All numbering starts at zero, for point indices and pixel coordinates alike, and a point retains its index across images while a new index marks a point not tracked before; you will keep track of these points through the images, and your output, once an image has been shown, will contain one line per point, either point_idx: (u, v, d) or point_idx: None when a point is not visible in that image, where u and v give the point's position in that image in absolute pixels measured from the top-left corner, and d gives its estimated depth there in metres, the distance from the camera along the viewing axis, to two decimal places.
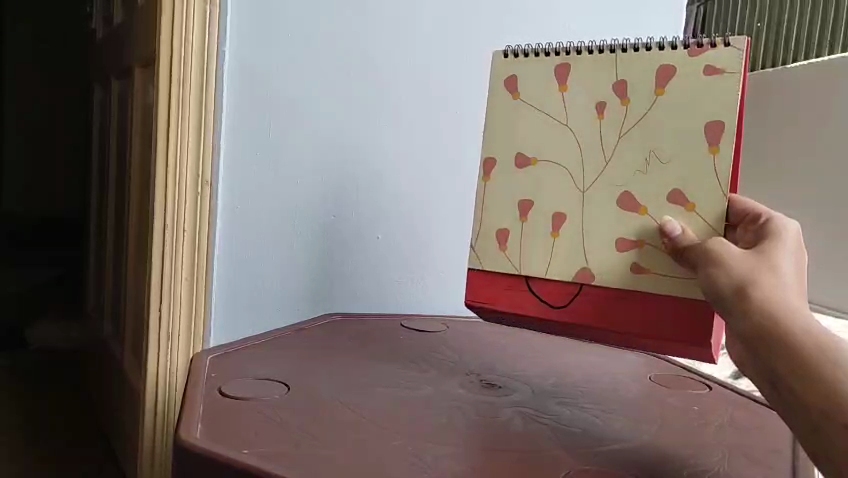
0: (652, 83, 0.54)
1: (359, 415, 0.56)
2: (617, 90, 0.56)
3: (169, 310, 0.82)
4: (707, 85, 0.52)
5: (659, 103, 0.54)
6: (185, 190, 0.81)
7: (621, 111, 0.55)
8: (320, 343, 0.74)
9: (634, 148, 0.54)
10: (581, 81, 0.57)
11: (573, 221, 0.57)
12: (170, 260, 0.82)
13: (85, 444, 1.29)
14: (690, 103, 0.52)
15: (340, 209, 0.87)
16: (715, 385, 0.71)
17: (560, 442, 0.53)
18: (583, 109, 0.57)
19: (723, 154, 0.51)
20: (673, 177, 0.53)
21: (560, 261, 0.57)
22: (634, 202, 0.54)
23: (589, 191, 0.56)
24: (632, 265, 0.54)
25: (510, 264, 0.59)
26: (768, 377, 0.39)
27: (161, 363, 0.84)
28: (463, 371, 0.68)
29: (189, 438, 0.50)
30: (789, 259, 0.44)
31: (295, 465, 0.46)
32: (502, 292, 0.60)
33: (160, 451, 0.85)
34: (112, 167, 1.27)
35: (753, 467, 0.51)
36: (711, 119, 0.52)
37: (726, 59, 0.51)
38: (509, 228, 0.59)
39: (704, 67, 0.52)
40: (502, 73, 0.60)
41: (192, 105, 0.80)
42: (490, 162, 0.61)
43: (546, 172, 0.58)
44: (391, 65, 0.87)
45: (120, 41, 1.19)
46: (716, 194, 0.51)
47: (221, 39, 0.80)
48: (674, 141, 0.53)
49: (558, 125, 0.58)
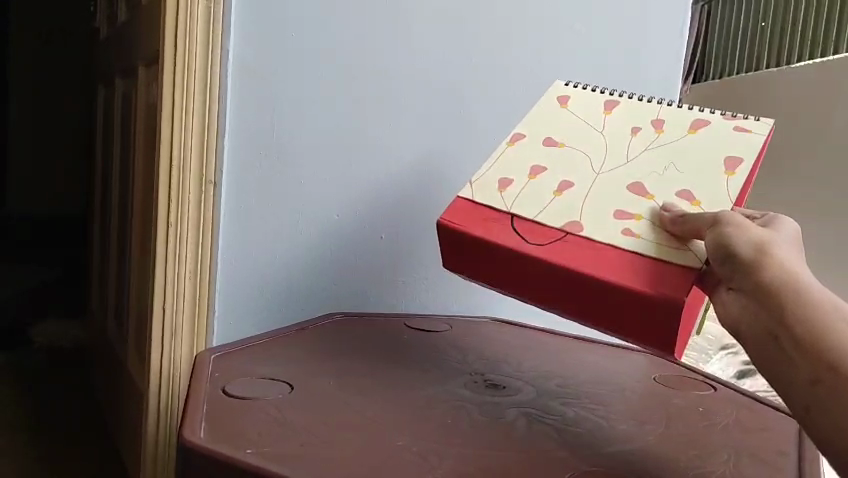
0: (687, 125, 0.63)
1: (363, 416, 0.55)
2: (654, 125, 0.65)
3: (173, 303, 0.83)
4: (734, 135, 0.61)
5: (690, 136, 0.62)
6: (190, 188, 0.82)
7: (652, 136, 0.64)
8: (324, 342, 0.74)
9: (656, 159, 0.62)
10: (624, 111, 0.67)
11: (578, 189, 0.62)
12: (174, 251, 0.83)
13: (88, 443, 1.29)
14: (716, 141, 0.61)
15: (350, 207, 0.87)
16: (720, 385, 0.70)
17: (565, 443, 0.53)
18: (618, 127, 0.66)
19: (735, 177, 0.58)
20: (685, 181, 0.59)
21: (551, 212, 0.61)
22: (643, 190, 0.60)
23: (601, 176, 0.63)
24: (624, 230, 0.57)
25: (501, 201, 0.64)
26: (767, 328, 0.40)
27: (163, 357, 0.85)
28: (467, 371, 0.68)
29: (193, 437, 0.49)
30: (793, 238, 0.47)
31: (300, 465, 0.46)
32: (484, 226, 0.62)
33: (163, 451, 0.85)
34: (117, 165, 1.27)
35: (760, 468, 0.51)
36: (732, 153, 0.60)
37: (752, 126, 0.62)
38: (514, 179, 0.65)
39: (735, 126, 0.62)
40: (559, 93, 0.72)
41: (197, 88, 0.80)
42: (519, 137, 0.69)
43: (570, 158, 0.65)
44: (395, 58, 0.87)
45: (124, 39, 1.19)
46: (720, 197, 0.57)
47: (225, 37, 0.80)
48: (692, 159, 0.61)
49: (594, 132, 0.67)
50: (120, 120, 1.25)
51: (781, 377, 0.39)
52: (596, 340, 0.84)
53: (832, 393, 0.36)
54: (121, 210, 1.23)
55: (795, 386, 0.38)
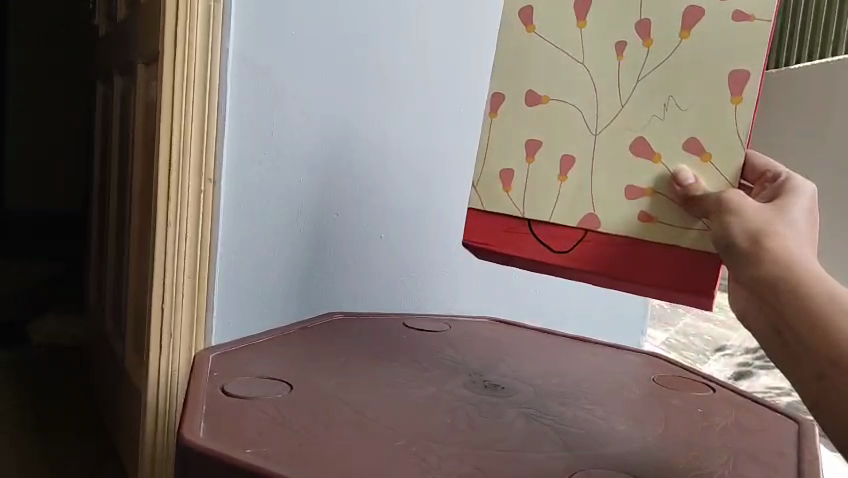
0: (677, 24, 0.53)
1: (363, 415, 0.55)
2: (640, 32, 0.54)
3: (173, 300, 0.83)
4: (734, 30, 0.51)
5: (683, 47, 0.53)
6: (189, 187, 0.81)
7: (642, 53, 0.54)
8: (322, 342, 0.74)
9: (652, 94, 0.54)
10: (602, 19, 0.56)
11: (582, 163, 0.57)
12: (173, 249, 0.82)
13: (86, 440, 1.30)
14: (717, 47, 0.51)
15: (352, 207, 0.87)
16: (718, 386, 0.71)
17: (564, 443, 0.53)
18: (601, 51, 0.56)
19: (744, 104, 0.50)
20: (691, 125, 0.52)
21: (562, 206, 0.57)
22: (647, 147, 0.54)
23: (600, 133, 0.56)
24: (640, 214, 0.54)
25: (512, 205, 0.60)
26: (773, 324, 0.40)
27: (162, 358, 0.84)
28: (466, 371, 0.68)
29: (193, 436, 0.49)
30: (806, 215, 0.44)
31: (300, 465, 0.46)
32: (504, 235, 0.60)
33: (161, 451, 0.85)
34: (115, 163, 1.27)
35: (759, 469, 0.51)
36: (735, 65, 0.51)
37: (756, 3, 0.50)
38: (513, 168, 0.60)
39: (732, 12, 0.51)
40: (518, 6, 0.60)
41: (196, 83, 0.79)
42: (498, 98, 0.61)
43: (559, 113, 0.58)
44: (393, 51, 0.87)
45: (124, 37, 1.18)
46: (732, 143, 0.51)
47: (225, 36, 0.80)
48: (694, 86, 0.52)
49: (575, 64, 0.57)
50: (119, 118, 1.24)
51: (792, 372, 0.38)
52: (594, 340, 0.84)
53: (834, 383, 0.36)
54: (120, 207, 1.22)
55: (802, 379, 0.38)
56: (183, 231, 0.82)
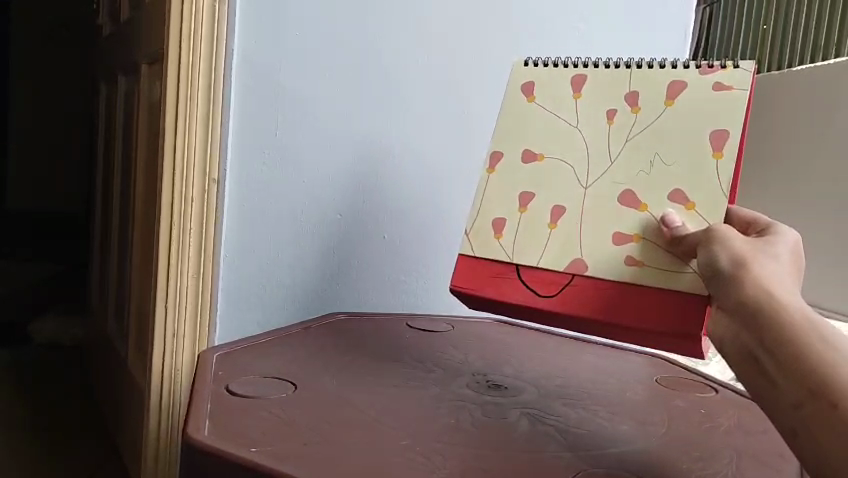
0: (662, 95, 0.56)
1: (367, 415, 0.56)
2: (628, 101, 0.57)
3: (177, 302, 0.84)
4: (715, 100, 0.54)
5: (669, 113, 0.55)
6: (193, 185, 0.82)
7: (630, 119, 0.57)
8: (325, 342, 0.74)
9: (638, 151, 0.56)
10: (596, 88, 0.59)
11: (571, 214, 0.57)
12: (177, 250, 0.84)
13: (89, 439, 1.30)
14: (698, 112, 0.54)
15: (355, 209, 0.88)
16: (721, 387, 0.71)
17: (567, 443, 0.53)
18: (593, 112, 0.59)
19: (725, 161, 0.52)
20: (675, 178, 0.54)
21: (552, 253, 0.57)
22: (634, 199, 0.55)
23: (590, 188, 0.57)
24: (626, 258, 0.54)
25: (502, 252, 0.59)
26: (749, 348, 0.39)
27: (167, 358, 0.85)
28: (469, 371, 0.68)
29: (197, 435, 0.49)
30: (790, 254, 0.44)
31: (303, 464, 0.46)
32: (493, 281, 0.59)
33: (165, 451, 0.85)
34: (118, 162, 1.27)
35: (761, 470, 0.51)
36: (716, 127, 0.53)
37: (733, 78, 0.54)
38: (506, 218, 0.60)
39: (714, 84, 0.54)
40: (521, 78, 0.63)
41: (201, 87, 0.81)
42: (497, 156, 0.62)
43: (553, 170, 0.59)
44: (400, 53, 0.87)
45: (127, 37, 1.19)
46: (716, 196, 0.52)
47: (230, 39, 0.80)
48: (679, 146, 0.54)
49: (568, 127, 0.59)
50: (122, 118, 1.25)
51: (773, 399, 0.37)
52: (597, 341, 0.85)
53: (820, 414, 0.34)
54: (123, 207, 1.23)
55: (787, 412, 0.36)
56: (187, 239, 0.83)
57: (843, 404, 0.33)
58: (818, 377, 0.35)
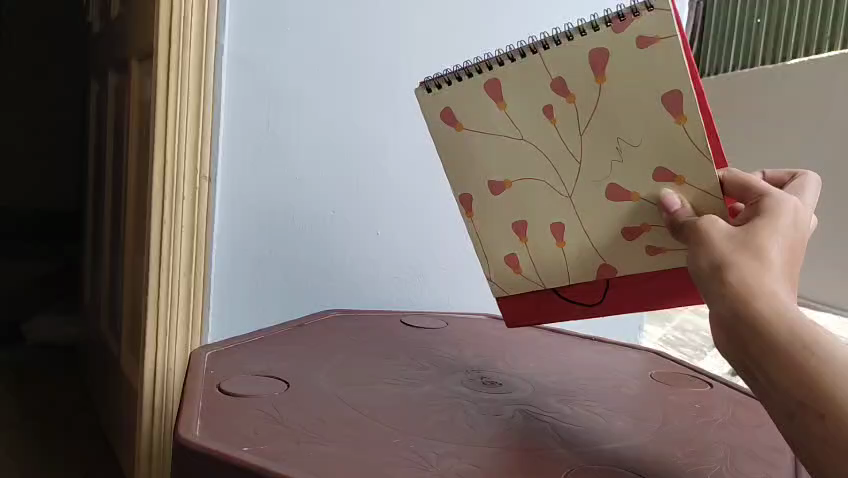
0: (588, 72, 0.49)
1: (360, 413, 0.55)
2: (557, 91, 0.51)
3: (168, 291, 0.82)
4: (643, 61, 0.47)
5: (605, 91, 0.49)
6: (184, 182, 0.79)
7: (570, 111, 0.52)
8: (319, 339, 0.73)
9: (601, 140, 0.51)
10: (516, 90, 0.54)
11: (569, 225, 0.57)
12: (168, 230, 0.81)
13: (84, 439, 1.29)
14: (636, 84, 0.48)
15: (349, 206, 0.87)
16: (716, 382, 0.71)
17: (563, 440, 0.53)
18: (530, 114, 0.54)
19: (691, 122, 0.47)
20: (651, 160, 0.50)
21: (574, 266, 0.58)
22: (621, 190, 0.52)
23: (575, 193, 0.55)
24: (647, 248, 0.54)
25: (533, 280, 0.62)
26: (737, 358, 0.39)
27: (158, 359, 0.84)
28: (463, 368, 0.68)
29: (188, 435, 0.49)
30: (779, 235, 0.41)
31: (298, 463, 0.46)
32: (541, 306, 0.64)
33: (158, 451, 0.84)
34: (110, 161, 1.27)
35: (757, 465, 0.51)
36: (662, 91, 0.47)
37: (651, 27, 0.46)
38: (514, 253, 0.62)
39: (636, 40, 0.47)
40: (439, 107, 0.59)
41: (192, 74, 0.78)
42: (467, 198, 0.63)
43: (527, 191, 0.58)
44: (391, 45, 0.86)
45: (118, 35, 1.18)
46: (701, 165, 0.48)
47: (221, 30, 0.79)
48: (636, 123, 0.49)
49: (515, 140, 0.56)
50: (113, 117, 1.24)
51: (768, 411, 0.37)
52: (591, 337, 0.84)
53: (809, 424, 0.34)
54: (115, 208, 1.22)
55: (781, 421, 0.36)
56: (179, 244, 0.81)
57: (830, 416, 0.34)
58: (804, 389, 0.35)
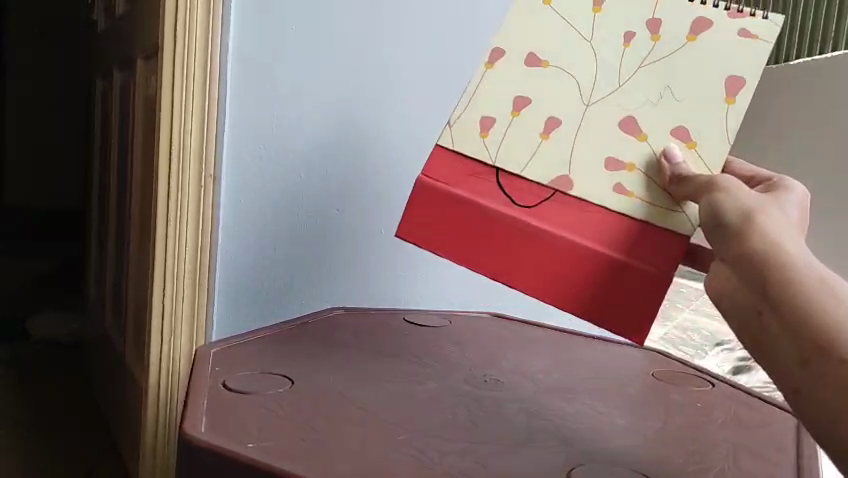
0: (687, 29, 0.57)
1: (363, 410, 0.56)
2: (650, 28, 0.58)
3: (172, 303, 0.83)
4: (732, 42, 0.56)
5: (688, 47, 0.57)
6: (189, 182, 0.81)
7: (650, 46, 0.58)
8: (321, 337, 0.74)
9: (651, 80, 0.57)
10: (615, 9, 0.59)
11: (567, 126, 0.58)
12: (174, 234, 0.82)
13: (88, 436, 1.30)
14: (710, 58, 0.56)
15: (354, 205, 0.88)
16: (718, 381, 0.71)
17: (565, 437, 0.53)
18: (610, 40, 0.59)
19: (735, 107, 0.56)
20: (684, 114, 0.56)
21: (541, 161, 0.58)
22: (635, 125, 0.57)
23: (591, 105, 0.58)
24: (617, 185, 0.57)
25: (485, 150, 0.59)
26: (752, 306, 0.39)
27: (163, 354, 0.84)
28: (466, 366, 0.68)
29: (194, 431, 0.49)
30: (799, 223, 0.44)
31: (302, 461, 0.46)
32: (469, 179, 0.59)
33: (162, 448, 0.85)
34: (114, 158, 1.27)
35: (760, 464, 0.51)
36: (731, 72, 0.56)
37: (758, 27, 0.56)
38: (496, 118, 0.59)
39: (738, 30, 0.56)
40: None
41: (196, 81, 0.79)
42: (498, 52, 0.60)
43: (555, 79, 0.59)
44: (396, 40, 0.86)
45: (123, 32, 1.18)
46: (718, 141, 0.55)
47: (225, 32, 0.79)
48: (691, 81, 0.57)
49: (583, 43, 0.59)
50: (118, 116, 1.24)
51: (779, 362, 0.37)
52: (594, 336, 0.84)
53: (825, 367, 0.34)
54: (118, 210, 1.23)
55: (794, 372, 0.36)
56: (183, 247, 0.82)
57: None
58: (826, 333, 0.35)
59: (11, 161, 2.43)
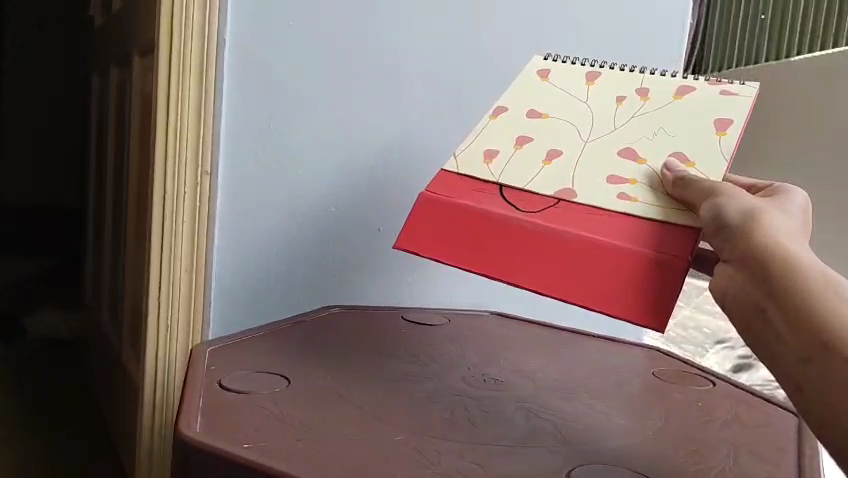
0: (672, 93, 0.64)
1: (361, 410, 0.55)
2: (639, 93, 0.65)
3: (168, 301, 0.82)
4: (716, 97, 0.62)
5: (675, 102, 0.63)
6: (184, 182, 0.80)
7: (639, 103, 0.64)
8: (319, 336, 0.73)
9: (644, 124, 0.62)
10: (606, 83, 0.67)
11: (567, 155, 0.62)
12: (168, 249, 0.82)
13: (85, 434, 1.29)
14: (696, 107, 0.61)
15: (350, 207, 0.87)
16: (718, 380, 0.70)
17: (564, 437, 0.53)
18: (603, 101, 0.65)
19: (728, 137, 0.58)
20: (678, 144, 0.59)
21: (543, 180, 0.60)
22: (634, 154, 0.60)
23: (590, 143, 0.62)
24: (619, 194, 0.57)
25: (489, 173, 0.62)
26: (754, 301, 0.39)
27: (159, 352, 0.84)
28: (465, 365, 0.68)
29: (190, 432, 0.49)
30: (802, 224, 0.45)
31: (300, 461, 0.46)
32: (472, 193, 0.61)
33: (158, 447, 0.85)
34: (112, 156, 1.27)
35: (761, 465, 0.50)
36: (719, 116, 0.60)
37: (737, 88, 0.62)
38: (499, 150, 0.64)
39: (721, 91, 0.62)
40: (540, 67, 0.71)
41: (193, 64, 0.79)
42: (501, 112, 0.68)
43: (554, 126, 0.65)
44: (395, 35, 0.85)
45: (120, 28, 1.17)
46: (716, 160, 0.57)
47: (222, 25, 0.79)
48: (682, 122, 0.61)
49: (578, 104, 0.66)
50: (115, 113, 1.24)
51: (779, 359, 0.37)
52: (593, 334, 0.84)
53: (828, 365, 0.35)
54: (116, 209, 1.22)
55: (794, 368, 0.36)
56: (179, 249, 0.81)
57: None
58: (828, 331, 0.35)
59: (10, 157, 2.41)
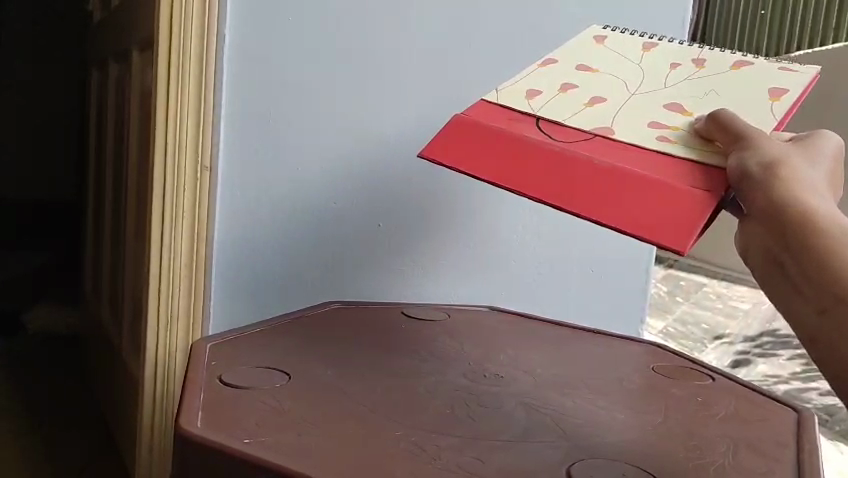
0: (728, 64, 0.64)
1: (361, 405, 0.55)
2: (694, 63, 0.65)
3: (169, 292, 0.83)
4: (773, 73, 0.61)
5: (730, 73, 0.62)
6: (185, 174, 0.80)
7: (692, 71, 0.64)
8: (319, 332, 0.73)
9: (695, 86, 0.62)
10: (662, 51, 0.67)
11: (612, 102, 0.61)
12: (169, 234, 0.82)
13: (85, 429, 1.30)
14: (751, 79, 0.61)
15: (350, 201, 0.87)
16: (718, 375, 0.70)
17: (563, 432, 0.53)
18: (656, 65, 0.65)
19: (782, 102, 0.57)
20: (728, 104, 0.59)
21: (586, 119, 0.60)
22: (680, 108, 0.60)
23: (637, 95, 0.62)
24: (659, 136, 0.57)
25: (529, 106, 0.62)
26: (774, 254, 0.44)
27: (160, 346, 0.84)
28: (465, 360, 0.68)
29: (190, 428, 0.49)
30: (823, 176, 0.48)
31: (301, 456, 0.46)
32: (507, 121, 0.60)
33: (159, 441, 0.85)
34: (111, 152, 1.26)
35: (761, 460, 0.51)
36: (775, 86, 0.59)
37: (798, 67, 0.62)
38: (544, 92, 0.63)
39: (780, 68, 0.62)
40: (594, 33, 0.71)
41: (193, 60, 0.79)
42: (550, 62, 0.68)
43: (602, 79, 0.64)
44: (396, 31, 0.85)
45: (118, 24, 1.16)
46: (766, 116, 0.56)
47: (221, 21, 0.79)
48: (734, 88, 0.60)
49: (630, 65, 0.66)
50: (114, 109, 1.24)
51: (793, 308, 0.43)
52: (593, 329, 0.84)
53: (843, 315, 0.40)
54: (115, 207, 1.22)
55: (805, 317, 0.42)
56: (180, 241, 0.82)
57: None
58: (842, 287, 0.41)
59: (9, 152, 2.40)
